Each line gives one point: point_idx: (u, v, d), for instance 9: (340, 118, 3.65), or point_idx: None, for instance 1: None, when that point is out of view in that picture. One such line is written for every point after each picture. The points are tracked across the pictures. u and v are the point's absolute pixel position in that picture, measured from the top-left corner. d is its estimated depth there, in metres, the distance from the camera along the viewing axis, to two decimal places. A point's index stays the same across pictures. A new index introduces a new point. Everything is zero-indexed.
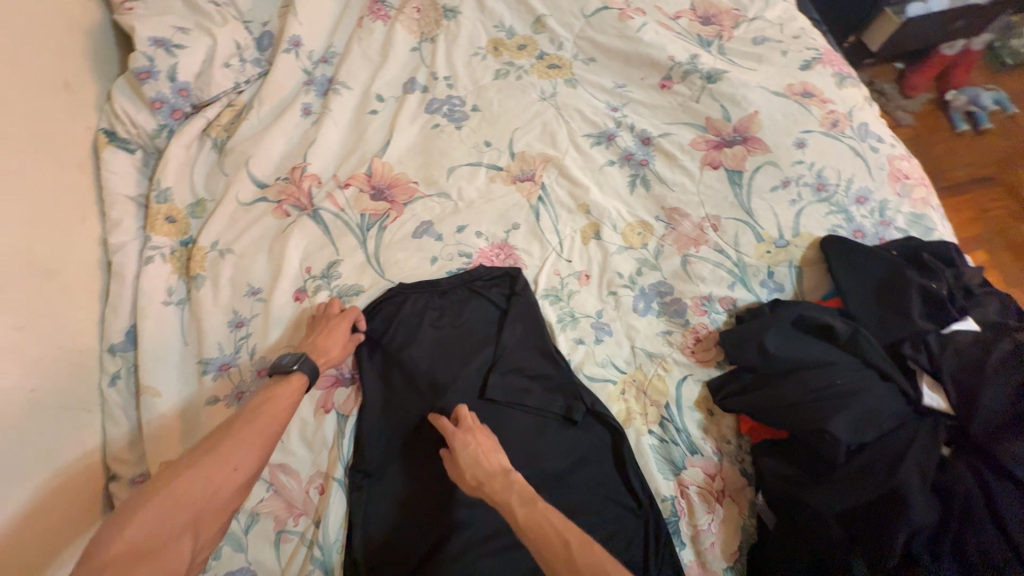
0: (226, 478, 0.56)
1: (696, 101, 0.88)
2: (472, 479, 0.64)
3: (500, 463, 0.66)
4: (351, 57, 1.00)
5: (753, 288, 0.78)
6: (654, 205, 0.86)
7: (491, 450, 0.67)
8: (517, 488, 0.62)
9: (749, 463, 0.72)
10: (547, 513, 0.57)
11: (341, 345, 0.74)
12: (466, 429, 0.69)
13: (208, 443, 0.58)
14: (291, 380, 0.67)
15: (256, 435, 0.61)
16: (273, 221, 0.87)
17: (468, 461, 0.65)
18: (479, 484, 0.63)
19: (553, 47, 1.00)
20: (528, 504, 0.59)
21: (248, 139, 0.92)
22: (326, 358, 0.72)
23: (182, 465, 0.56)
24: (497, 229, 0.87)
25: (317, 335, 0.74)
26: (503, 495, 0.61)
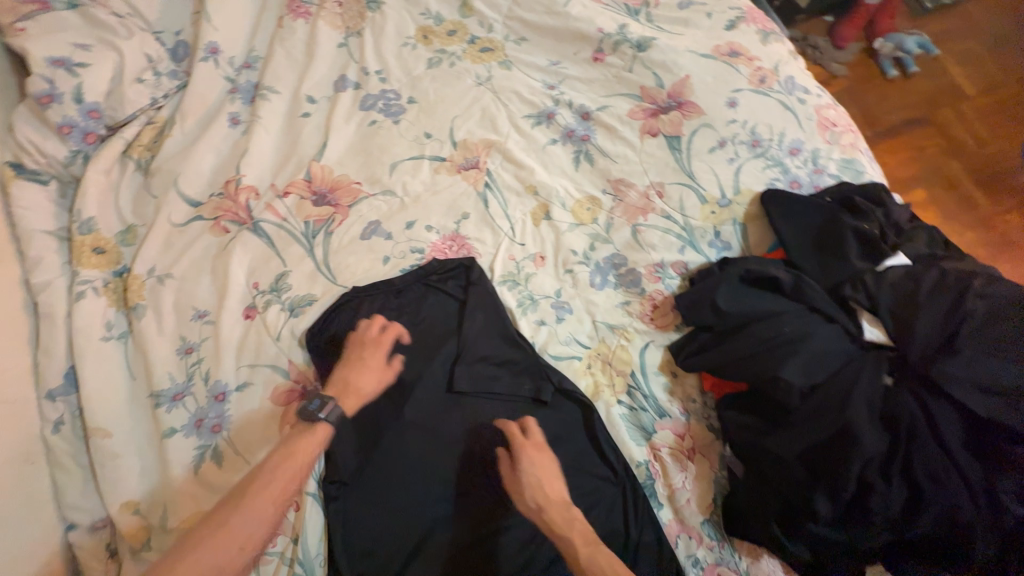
0: (237, 551, 0.58)
1: (629, 71, 0.89)
2: (531, 502, 0.66)
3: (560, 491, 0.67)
4: (275, 59, 0.96)
5: (703, 249, 0.80)
6: (600, 178, 0.86)
7: (553, 477, 0.68)
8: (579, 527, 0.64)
9: (715, 418, 0.74)
10: (610, 560, 0.61)
11: (375, 380, 0.72)
12: (534, 451, 0.69)
13: (220, 514, 0.60)
14: (316, 433, 0.66)
15: (266, 500, 0.61)
16: (212, 239, 0.83)
17: (530, 484, 0.67)
18: (539, 509, 0.66)
19: (483, 30, 0.98)
20: (591, 546, 0.63)
21: (173, 157, 0.87)
22: (354, 396, 0.70)
23: (194, 540, 0.58)
24: (447, 221, 0.85)
25: (352, 367, 0.72)
26: (565, 530, 0.64)
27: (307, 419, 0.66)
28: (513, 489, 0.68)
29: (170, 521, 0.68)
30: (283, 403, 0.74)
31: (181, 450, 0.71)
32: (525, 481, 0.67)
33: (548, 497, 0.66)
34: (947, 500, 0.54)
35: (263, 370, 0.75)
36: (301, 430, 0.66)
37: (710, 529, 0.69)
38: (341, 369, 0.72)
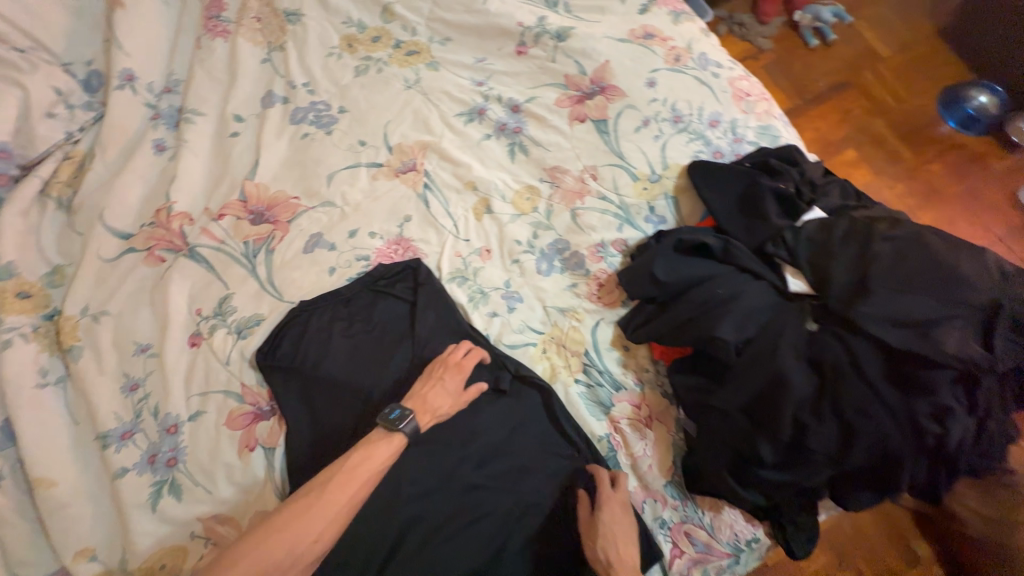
0: (309, 545, 0.62)
1: (553, 62, 0.91)
2: (603, 557, 0.66)
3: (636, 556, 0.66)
4: (197, 81, 0.94)
5: (640, 225, 0.83)
6: (536, 167, 0.88)
7: (630, 543, 0.67)
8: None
9: (668, 384, 0.77)
10: None
11: (449, 402, 0.73)
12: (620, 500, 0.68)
13: (292, 510, 0.63)
14: (393, 441, 0.69)
15: (339, 499, 0.64)
16: (147, 270, 0.81)
17: (606, 540, 0.66)
18: (608, 563, 0.65)
19: (408, 34, 0.98)
20: None
21: (97, 191, 0.85)
22: (430, 414, 0.72)
23: (273, 526, 0.62)
24: (390, 225, 0.86)
25: (431, 385, 0.73)
26: None
27: (386, 427, 0.69)
28: (586, 535, 0.68)
29: (131, 563, 0.66)
30: (238, 426, 0.73)
31: (134, 488, 0.69)
32: (599, 529, 0.67)
33: (620, 557, 0.65)
34: (875, 431, 0.56)
35: (215, 396, 0.74)
36: (380, 436, 0.69)
37: (673, 490, 0.72)
38: (420, 382, 0.73)
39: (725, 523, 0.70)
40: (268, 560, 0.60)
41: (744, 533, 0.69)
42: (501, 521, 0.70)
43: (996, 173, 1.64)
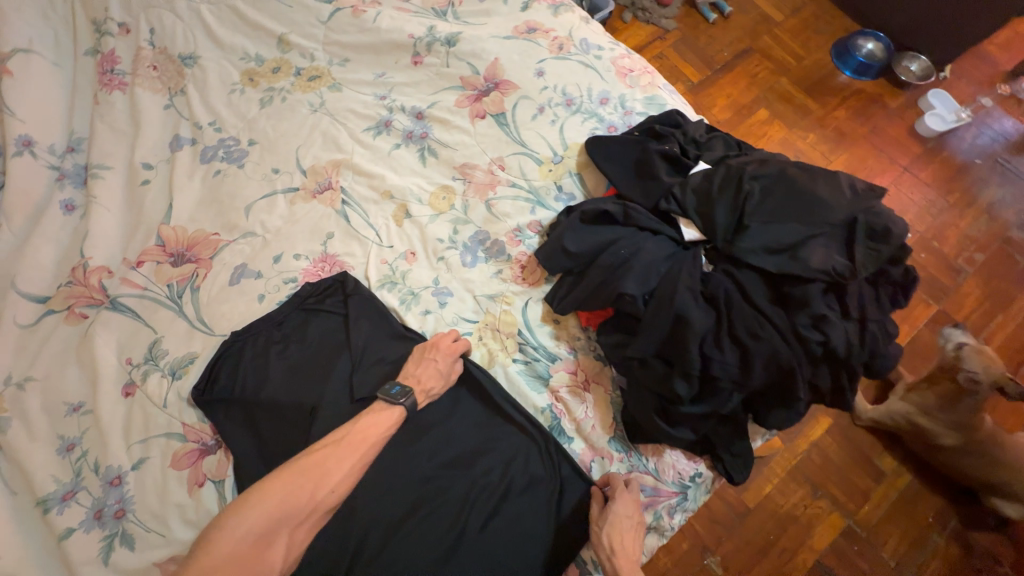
0: (323, 498, 0.63)
1: (447, 67, 0.96)
2: (607, 547, 0.68)
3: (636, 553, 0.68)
4: (98, 136, 0.94)
5: (551, 205, 0.88)
6: (447, 167, 0.92)
7: (633, 537, 0.69)
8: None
9: (599, 348, 0.81)
10: None
11: (439, 382, 0.76)
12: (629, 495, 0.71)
13: (303, 466, 0.64)
14: (393, 411, 0.72)
15: (354, 455, 0.67)
16: (70, 329, 0.80)
17: (612, 530, 0.68)
18: (610, 552, 0.68)
19: (306, 60, 1.01)
20: None
21: (7, 260, 0.83)
22: (423, 393, 0.75)
23: (283, 481, 0.62)
24: (313, 245, 0.88)
25: (423, 366, 0.76)
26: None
27: (386, 400, 0.72)
28: (592, 523, 0.70)
29: None
30: (185, 465, 0.73)
31: (82, 547, 0.68)
32: (608, 517, 0.69)
33: (622, 544, 0.68)
34: (767, 349, 0.63)
35: (156, 441, 0.74)
36: (381, 407, 0.73)
37: (617, 444, 0.76)
38: (412, 363, 0.77)
39: (668, 465, 0.74)
40: (290, 504, 0.61)
41: (686, 470, 0.74)
42: (458, 508, 0.72)
43: (893, 110, 1.77)
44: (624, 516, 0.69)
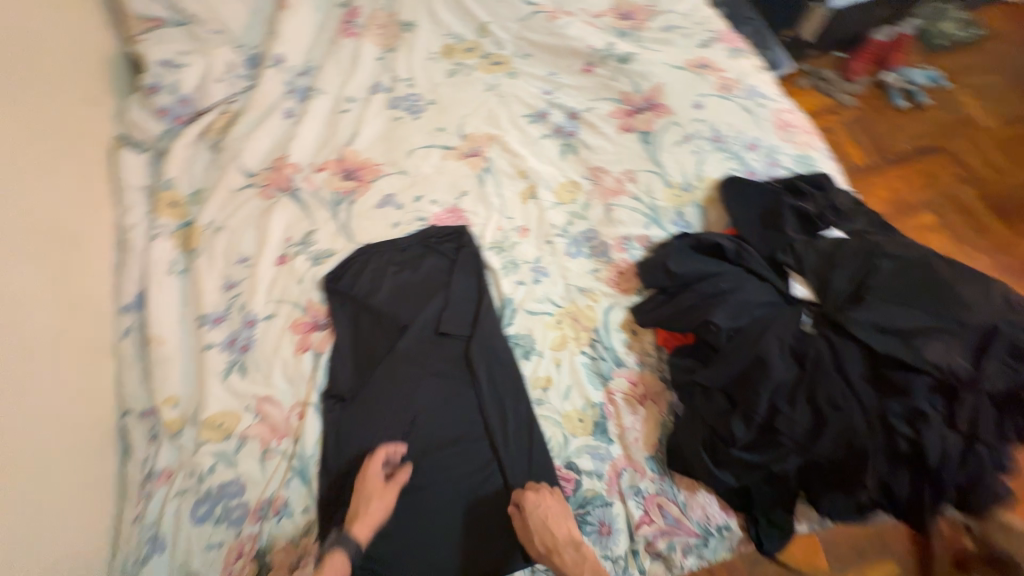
0: None
1: (614, 80, 1.04)
2: (541, 544, 0.68)
3: (571, 531, 0.69)
4: (327, 68, 1.17)
5: (665, 226, 0.91)
6: (582, 166, 1.00)
7: (561, 517, 0.70)
8: (590, 562, 0.67)
9: (666, 370, 0.83)
10: None
11: (382, 504, 0.72)
12: (534, 495, 0.72)
13: None
14: (330, 556, 0.68)
15: None
16: (259, 201, 1.02)
17: (537, 524, 0.69)
18: (547, 551, 0.68)
19: (496, 48, 1.17)
20: None
21: (240, 138, 1.07)
22: (367, 525, 0.71)
23: None
24: (449, 196, 1.01)
25: (360, 502, 0.72)
26: (574, 569, 0.66)
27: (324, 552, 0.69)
28: (525, 540, 0.70)
29: (201, 413, 0.82)
30: (299, 331, 0.89)
31: (214, 361, 0.86)
32: (531, 527, 0.69)
33: (560, 547, 0.67)
34: (843, 422, 0.63)
35: (286, 304, 0.91)
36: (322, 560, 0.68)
37: (653, 464, 0.76)
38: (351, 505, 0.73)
39: (698, 504, 0.74)
40: None
41: (715, 517, 0.73)
42: (492, 450, 0.79)
43: None
44: (542, 511, 0.70)
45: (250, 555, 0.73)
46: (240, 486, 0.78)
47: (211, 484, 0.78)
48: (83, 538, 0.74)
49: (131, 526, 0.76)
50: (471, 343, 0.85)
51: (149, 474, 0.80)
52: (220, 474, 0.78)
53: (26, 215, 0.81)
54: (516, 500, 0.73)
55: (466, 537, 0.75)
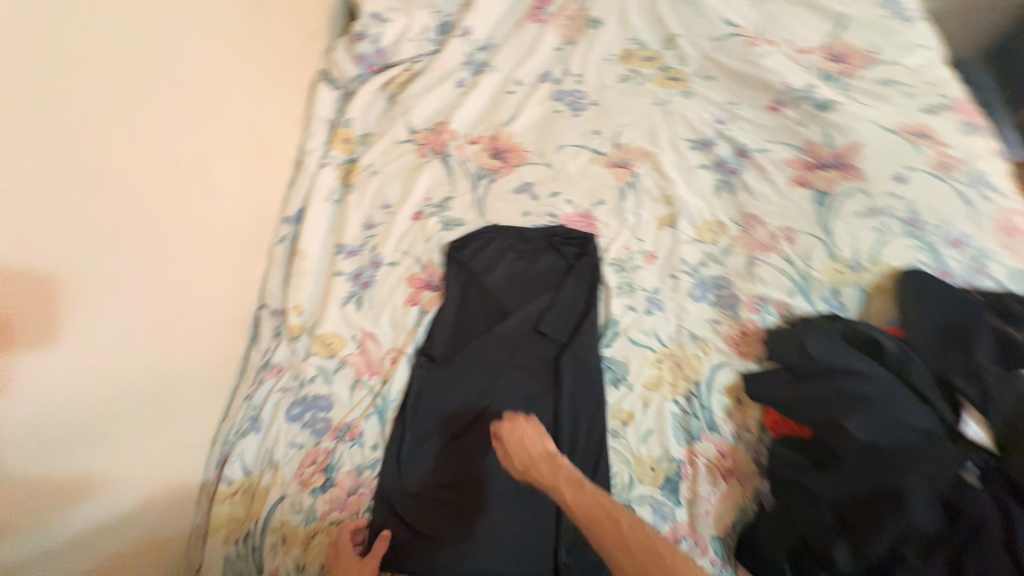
0: None
1: (802, 125, 0.93)
2: (521, 466, 0.68)
3: (546, 448, 0.69)
4: (506, 48, 1.20)
5: (814, 300, 0.81)
6: (735, 209, 0.93)
7: (536, 436, 0.70)
8: (565, 472, 0.65)
9: (765, 455, 0.74)
10: (594, 493, 0.62)
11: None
12: (507, 426, 0.71)
13: None
14: None
15: None
16: (413, 157, 1.10)
17: (515, 449, 0.69)
18: (527, 468, 0.67)
19: (677, 63, 1.11)
20: (575, 486, 0.64)
21: (414, 96, 1.16)
22: None
23: None
24: (586, 200, 1.00)
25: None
26: (551, 478, 0.65)
27: None
28: (506, 462, 0.70)
29: (318, 328, 0.92)
30: (413, 285, 0.95)
31: (340, 287, 0.96)
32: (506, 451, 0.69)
33: (536, 467, 0.67)
34: None
35: (410, 257, 0.98)
36: None
37: (718, 545, 0.70)
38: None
39: None
40: None
41: None
42: None
43: None
44: (517, 438, 0.69)
45: (321, 466, 0.81)
46: (328, 402, 0.86)
47: (308, 392, 0.87)
48: (208, 396, 0.87)
49: (242, 402, 0.89)
50: (565, 351, 0.84)
51: (266, 364, 0.92)
52: (317, 386, 0.88)
53: (241, 120, 0.97)
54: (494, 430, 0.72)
55: (505, 541, 0.73)
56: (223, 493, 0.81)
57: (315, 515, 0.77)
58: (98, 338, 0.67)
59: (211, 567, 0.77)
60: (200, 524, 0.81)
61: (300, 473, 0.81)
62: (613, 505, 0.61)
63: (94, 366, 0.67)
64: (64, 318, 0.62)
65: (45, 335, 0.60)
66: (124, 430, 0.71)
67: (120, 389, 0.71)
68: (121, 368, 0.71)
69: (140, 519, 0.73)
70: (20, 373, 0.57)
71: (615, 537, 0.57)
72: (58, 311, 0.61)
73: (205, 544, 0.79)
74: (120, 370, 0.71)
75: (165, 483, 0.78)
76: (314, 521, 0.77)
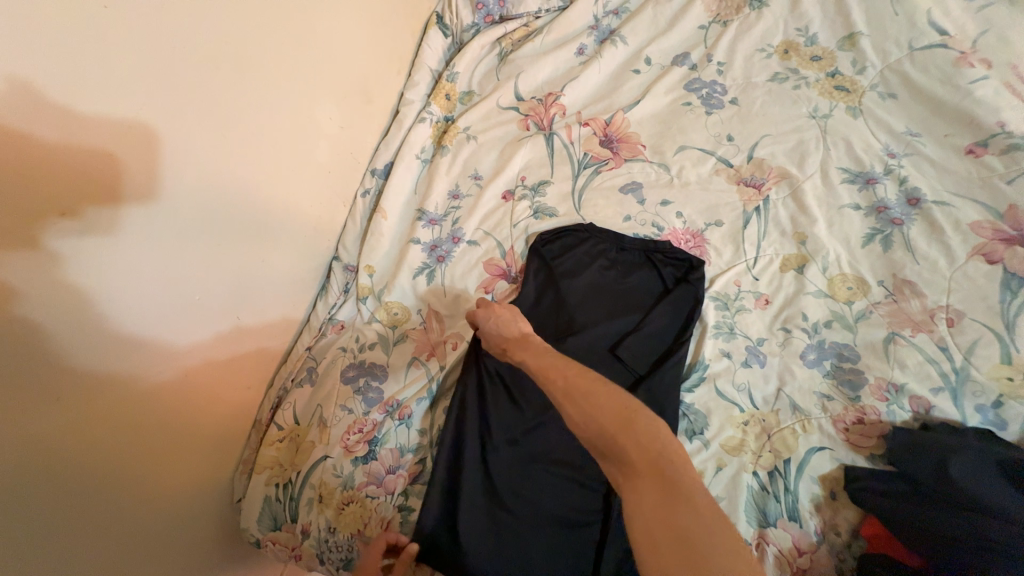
0: None
1: (1006, 181, 0.74)
2: (499, 347, 0.68)
3: (521, 329, 0.68)
4: (642, 17, 1.03)
5: (964, 405, 0.67)
6: (886, 268, 0.76)
7: (511, 319, 0.70)
8: (537, 345, 0.63)
9: (849, 565, 0.64)
10: (556, 358, 0.58)
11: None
12: (482, 310, 0.72)
13: None
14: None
15: None
16: (515, 128, 0.99)
17: (491, 331, 0.70)
18: (502, 351, 0.68)
19: (852, 70, 0.90)
20: (540, 354, 0.60)
21: (528, 57, 1.03)
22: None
23: None
24: (700, 218, 0.87)
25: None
26: (520, 352, 0.63)
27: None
28: (486, 338, 0.71)
29: (386, 294, 0.89)
30: (488, 271, 0.88)
31: (415, 256, 0.91)
32: (487, 330, 0.70)
33: (508, 336, 0.68)
34: None
35: (491, 241, 0.90)
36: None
37: None
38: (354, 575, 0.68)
39: None
40: None
41: None
42: (603, 504, 0.73)
43: None
44: (492, 320, 0.70)
45: (366, 437, 0.78)
46: (382, 373, 0.83)
47: (364, 357, 0.85)
48: (275, 341, 0.87)
49: (302, 352, 0.88)
50: (640, 386, 0.75)
51: (330, 319, 0.91)
52: (374, 353, 0.85)
53: (347, 59, 0.90)
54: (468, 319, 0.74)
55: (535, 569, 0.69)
56: (272, 437, 0.81)
57: (353, 483, 0.75)
58: (193, 213, 0.66)
59: (252, 502, 0.78)
60: (247, 459, 0.81)
61: (344, 439, 0.78)
62: (570, 363, 0.56)
63: (190, 252, 0.66)
64: (163, 180, 0.61)
65: (147, 187, 0.59)
66: (206, 301, 0.70)
67: (208, 288, 0.70)
68: (210, 250, 0.70)
69: (213, 414, 0.75)
70: (123, 218, 0.57)
71: (559, 383, 0.54)
72: (157, 160, 0.60)
73: (249, 480, 0.80)
74: (211, 266, 0.70)
75: (229, 412, 0.79)
76: (351, 489, 0.75)
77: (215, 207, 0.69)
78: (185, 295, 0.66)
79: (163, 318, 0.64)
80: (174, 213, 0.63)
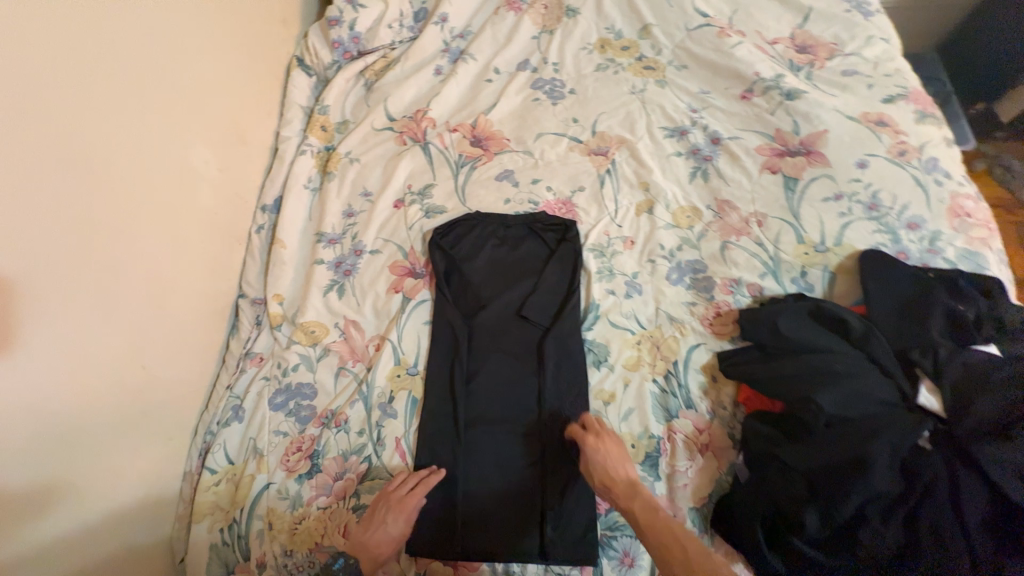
0: None
1: (771, 114, 0.97)
2: (599, 481, 0.71)
3: (628, 473, 0.72)
4: (483, 36, 1.18)
5: (783, 281, 0.86)
6: (709, 194, 0.96)
7: (618, 460, 0.72)
8: (643, 500, 0.69)
9: (738, 429, 0.79)
10: (674, 531, 0.65)
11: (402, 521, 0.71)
12: (593, 438, 0.74)
13: None
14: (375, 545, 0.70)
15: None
16: (393, 145, 1.08)
17: (598, 465, 0.71)
18: (605, 488, 0.71)
19: (652, 52, 1.12)
20: (652, 514, 0.68)
21: (392, 83, 1.14)
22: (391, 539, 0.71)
23: None
24: (565, 187, 1.01)
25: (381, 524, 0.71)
26: (628, 502, 0.69)
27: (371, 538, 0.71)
28: (600, 472, 0.71)
29: (299, 316, 0.92)
30: (395, 273, 0.95)
31: (322, 275, 0.95)
32: (603, 461, 0.71)
33: (631, 489, 0.70)
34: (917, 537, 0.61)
35: (392, 245, 0.97)
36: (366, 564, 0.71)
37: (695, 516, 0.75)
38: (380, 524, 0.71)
39: None
40: None
41: None
42: (539, 445, 0.80)
43: None
44: (602, 455, 0.72)
45: (307, 452, 0.80)
46: (312, 390, 0.86)
47: (291, 381, 0.86)
48: (189, 389, 0.85)
49: (223, 391, 0.87)
50: (548, 334, 0.86)
51: (246, 353, 0.91)
52: (301, 373, 0.87)
53: (216, 109, 0.94)
54: (574, 434, 0.76)
55: (490, 521, 0.76)
56: (207, 482, 0.80)
57: (302, 500, 0.77)
58: (69, 275, 0.65)
59: (196, 555, 0.76)
60: (183, 513, 0.80)
61: (285, 460, 0.80)
62: (687, 536, 0.64)
63: (78, 314, 0.66)
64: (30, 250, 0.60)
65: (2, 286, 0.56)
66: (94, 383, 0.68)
67: (99, 357, 0.68)
68: (95, 318, 0.68)
69: (119, 490, 0.71)
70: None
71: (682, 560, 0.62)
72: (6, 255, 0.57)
73: (190, 532, 0.78)
74: (106, 327, 0.70)
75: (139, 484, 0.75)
76: (301, 507, 0.76)
77: (94, 261, 0.68)
78: (78, 361, 0.65)
79: (46, 408, 0.61)
80: (47, 279, 0.62)
